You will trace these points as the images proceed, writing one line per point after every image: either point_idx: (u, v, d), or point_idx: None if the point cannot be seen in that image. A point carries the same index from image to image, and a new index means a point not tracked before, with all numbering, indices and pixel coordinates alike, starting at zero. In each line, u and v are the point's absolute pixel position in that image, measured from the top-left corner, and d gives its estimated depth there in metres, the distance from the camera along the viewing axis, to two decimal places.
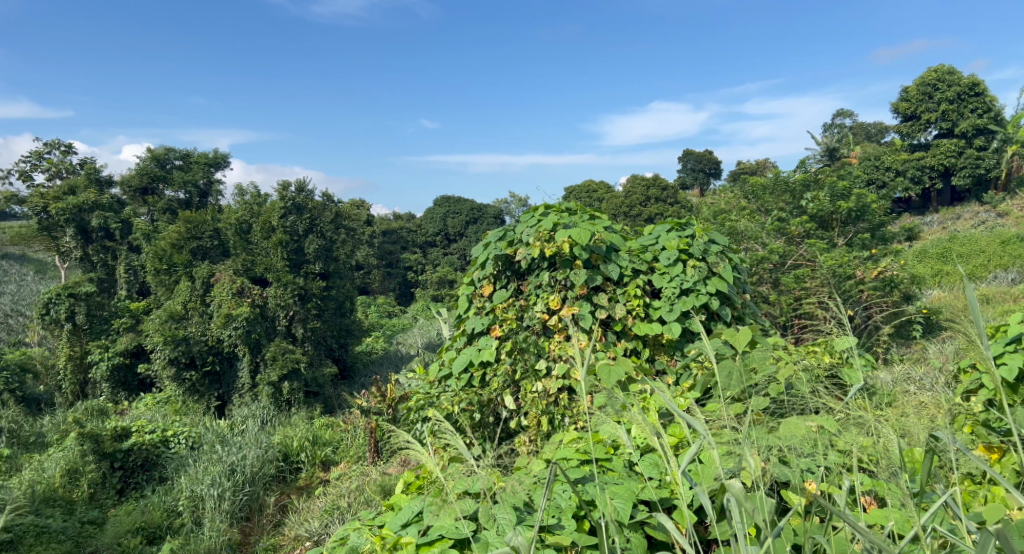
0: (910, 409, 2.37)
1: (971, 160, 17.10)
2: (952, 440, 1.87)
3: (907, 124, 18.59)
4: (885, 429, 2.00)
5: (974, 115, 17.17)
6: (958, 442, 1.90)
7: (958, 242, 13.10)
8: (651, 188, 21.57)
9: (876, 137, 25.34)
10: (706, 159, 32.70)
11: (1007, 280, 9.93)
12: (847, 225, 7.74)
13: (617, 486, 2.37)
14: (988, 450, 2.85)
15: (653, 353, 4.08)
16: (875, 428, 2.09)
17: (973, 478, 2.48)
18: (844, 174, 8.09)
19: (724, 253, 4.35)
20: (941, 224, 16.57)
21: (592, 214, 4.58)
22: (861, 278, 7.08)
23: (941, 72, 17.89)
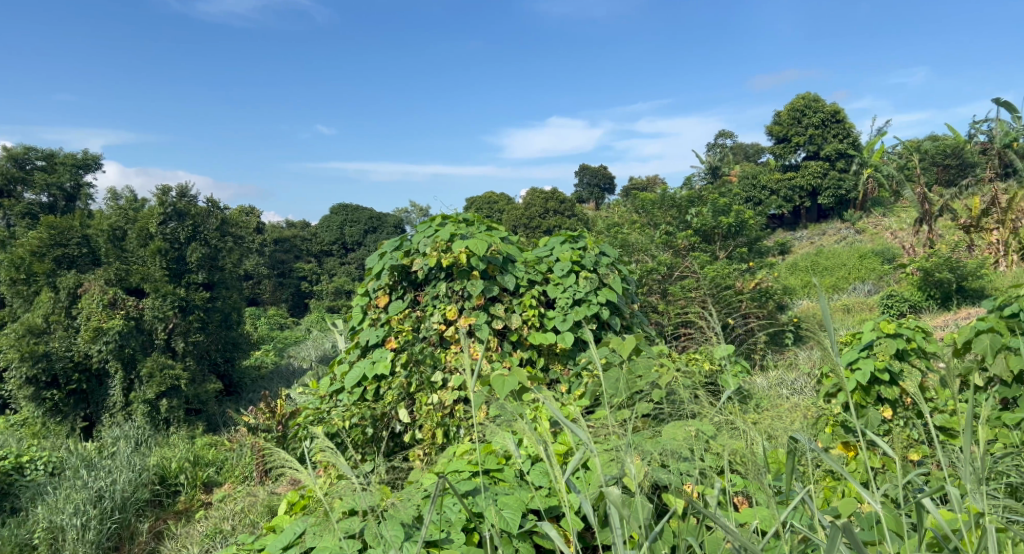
0: (778, 413, 2.55)
1: (834, 181, 18.66)
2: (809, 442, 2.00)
3: (779, 146, 20.07)
4: (753, 432, 2.13)
5: (836, 139, 18.83)
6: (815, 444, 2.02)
7: (824, 256, 14.24)
8: (550, 201, 22.03)
9: (754, 157, 27.14)
10: (601, 174, 33.84)
11: (865, 291, 10.86)
12: (727, 239, 8.23)
13: (507, 497, 2.39)
14: (846, 448, 3.14)
15: (547, 362, 4.16)
16: (745, 432, 2.23)
17: (833, 474, 2.70)
18: (725, 192, 8.60)
19: (615, 265, 4.50)
20: (810, 239, 17.95)
21: (490, 225, 4.62)
22: (739, 290, 7.53)
23: (808, 100, 19.50)
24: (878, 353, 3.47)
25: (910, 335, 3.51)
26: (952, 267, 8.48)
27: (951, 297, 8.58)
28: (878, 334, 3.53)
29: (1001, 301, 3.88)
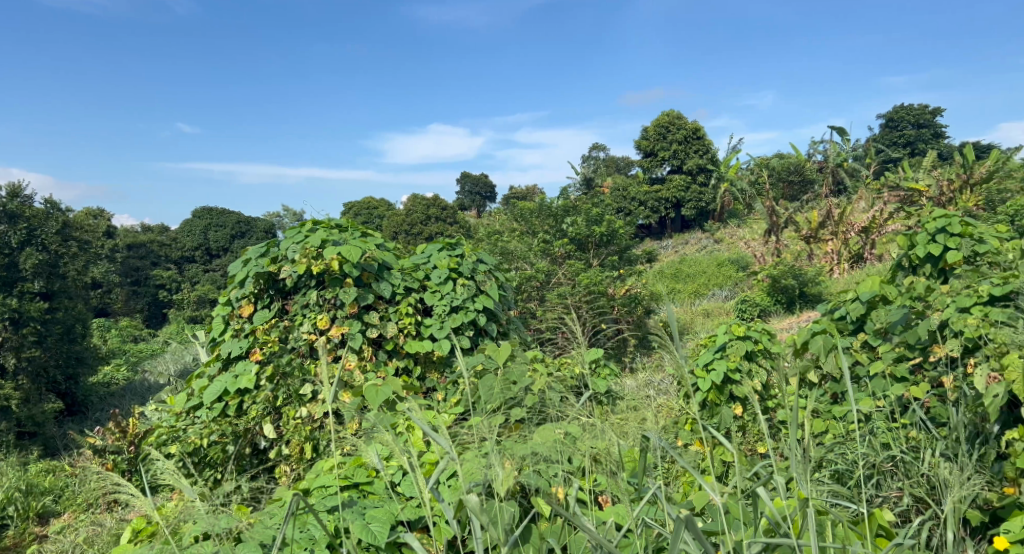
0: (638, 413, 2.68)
1: (696, 194, 19.96)
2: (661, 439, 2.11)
3: (647, 160, 21.19)
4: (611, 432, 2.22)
5: (697, 155, 20.19)
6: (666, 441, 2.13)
7: (687, 264, 15.18)
8: (431, 208, 21.88)
9: (625, 170, 28.46)
10: (481, 183, 34.14)
11: (723, 297, 11.65)
12: (600, 247, 8.55)
13: (375, 510, 2.34)
14: (702, 445, 3.36)
15: (424, 371, 4.13)
16: (607, 432, 2.32)
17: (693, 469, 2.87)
18: (598, 202, 8.91)
19: (492, 272, 4.54)
20: (675, 248, 19.06)
21: (364, 231, 4.51)
22: (611, 296, 7.86)
23: (672, 117, 20.78)
24: (730, 354, 3.74)
25: (758, 336, 3.82)
26: (795, 274, 9.31)
27: (794, 301, 9.41)
28: (730, 336, 3.81)
29: (834, 305, 4.32)
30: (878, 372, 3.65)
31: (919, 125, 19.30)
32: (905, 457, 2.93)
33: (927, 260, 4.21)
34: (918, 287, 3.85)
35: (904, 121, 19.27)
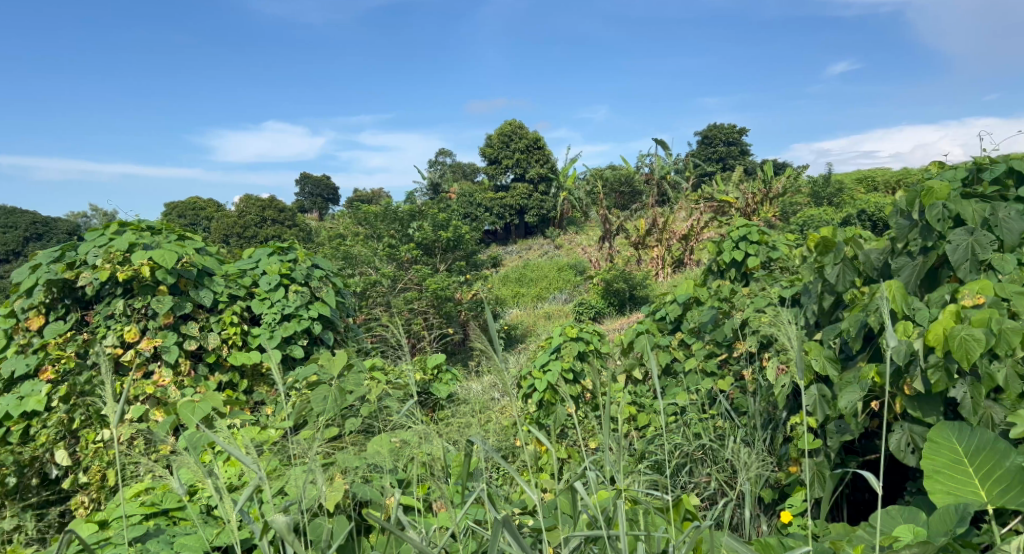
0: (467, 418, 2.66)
1: (538, 201, 20.64)
2: (485, 444, 2.10)
3: (491, 167, 21.50)
4: (434, 437, 2.17)
5: (538, 164, 20.92)
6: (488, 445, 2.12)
7: (529, 268, 15.62)
8: (266, 210, 20.73)
9: (470, 176, 28.76)
10: (322, 185, 32.96)
11: (563, 300, 12.10)
12: (447, 252, 8.45)
13: (186, 538, 2.15)
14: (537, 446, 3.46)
15: (252, 384, 3.89)
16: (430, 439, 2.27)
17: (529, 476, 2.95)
18: (443, 207, 8.88)
19: (327, 277, 4.37)
20: (519, 252, 19.50)
21: (182, 234, 4.15)
22: (457, 301, 7.86)
23: (514, 126, 21.36)
24: (564, 355, 3.89)
25: (589, 337, 3.99)
26: (626, 278, 9.92)
27: (625, 303, 10.00)
28: (564, 338, 3.97)
29: (656, 307, 4.65)
30: (692, 367, 3.98)
31: (729, 143, 21.41)
32: (712, 445, 3.21)
33: (732, 264, 4.66)
34: (724, 290, 4.23)
35: (717, 138, 21.29)
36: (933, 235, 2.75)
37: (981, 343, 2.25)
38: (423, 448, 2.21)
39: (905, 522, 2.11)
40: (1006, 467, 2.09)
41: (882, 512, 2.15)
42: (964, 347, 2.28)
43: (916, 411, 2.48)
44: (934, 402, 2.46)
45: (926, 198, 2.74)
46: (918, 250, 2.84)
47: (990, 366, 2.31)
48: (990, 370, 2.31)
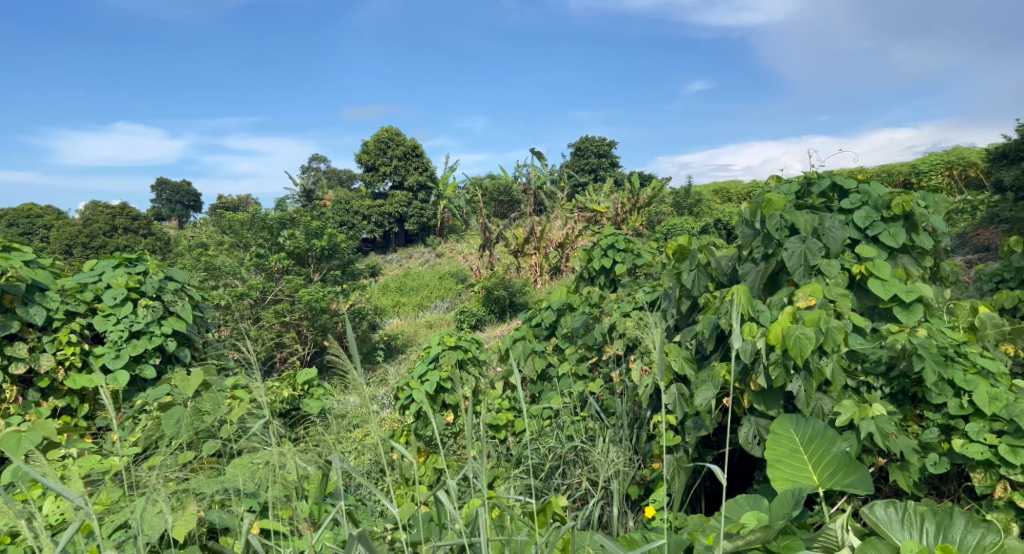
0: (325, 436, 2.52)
1: (417, 209, 20.47)
2: (342, 464, 2.00)
3: (368, 174, 21.00)
4: (290, 457, 2.05)
5: (417, 172, 20.77)
6: (345, 465, 2.02)
7: (409, 277, 15.40)
8: (117, 217, 19.12)
9: (347, 183, 28.04)
10: (184, 191, 30.89)
11: (444, 308, 12.02)
12: (321, 261, 8.15)
13: None
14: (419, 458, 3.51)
15: (94, 408, 3.58)
16: (286, 462, 2.12)
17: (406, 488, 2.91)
18: (316, 214, 8.54)
19: (183, 290, 4.06)
20: (399, 261, 19.15)
21: (7, 245, 3.72)
22: (334, 311, 7.58)
23: (391, 133, 21.06)
24: (442, 364, 3.83)
25: (468, 346, 3.98)
26: (506, 285, 10.03)
27: (506, 310, 10.10)
28: (443, 347, 3.92)
29: (532, 313, 4.74)
30: (565, 372, 4.07)
31: (600, 154, 22.28)
32: (583, 447, 3.30)
33: (602, 271, 4.84)
34: (594, 296, 4.38)
35: (589, 150, 22.15)
36: (773, 243, 3.01)
37: (812, 340, 2.47)
38: (281, 470, 2.10)
39: (750, 509, 2.27)
40: (834, 453, 2.31)
41: (731, 502, 2.30)
42: (799, 345, 2.49)
43: (760, 405, 2.68)
44: (775, 396, 2.68)
45: (766, 209, 2.99)
46: (761, 257, 3.08)
47: (819, 361, 2.54)
48: (820, 364, 2.54)
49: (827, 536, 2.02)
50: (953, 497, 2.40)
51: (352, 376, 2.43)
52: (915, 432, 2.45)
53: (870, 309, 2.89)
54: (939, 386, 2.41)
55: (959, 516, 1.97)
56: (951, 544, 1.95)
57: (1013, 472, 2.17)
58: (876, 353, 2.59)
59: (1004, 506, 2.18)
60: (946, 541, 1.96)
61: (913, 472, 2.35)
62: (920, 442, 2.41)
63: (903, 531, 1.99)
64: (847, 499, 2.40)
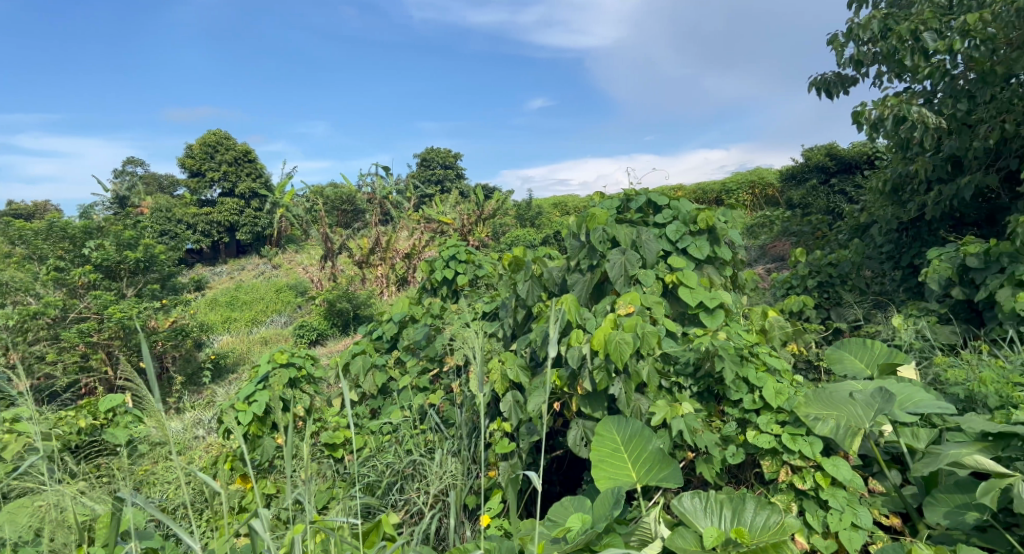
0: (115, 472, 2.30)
1: (250, 218, 19.28)
2: (133, 497, 1.87)
3: (193, 180, 19.30)
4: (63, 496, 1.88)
5: (249, 178, 19.58)
6: (136, 499, 1.89)
7: (242, 291, 14.42)
8: None
9: (169, 190, 25.80)
10: None
11: (281, 323, 11.39)
12: (135, 274, 7.38)
13: None
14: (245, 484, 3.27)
15: None
16: (63, 501, 1.94)
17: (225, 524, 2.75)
18: (130, 223, 7.74)
19: None
20: (229, 272, 17.86)
21: None
22: (152, 329, 6.91)
23: (220, 137, 19.72)
24: (273, 384, 3.59)
25: (301, 363, 3.76)
26: (349, 298, 9.72)
27: (349, 323, 9.76)
28: (273, 365, 3.68)
29: (372, 327, 4.62)
30: (405, 385, 4.00)
31: (445, 166, 22.39)
32: (421, 460, 3.26)
33: (443, 283, 4.82)
34: (435, 307, 4.36)
35: (434, 161, 22.18)
36: (597, 254, 3.18)
37: (630, 345, 2.63)
38: (58, 511, 1.91)
39: (575, 511, 2.37)
40: (649, 450, 2.48)
41: (557, 504, 2.40)
42: (619, 350, 2.65)
43: (587, 408, 2.82)
44: (600, 398, 2.83)
45: (590, 223, 3.16)
46: (587, 267, 3.25)
47: (637, 364, 2.72)
48: (637, 367, 2.72)
49: (642, 530, 2.22)
50: (748, 483, 2.66)
51: (147, 399, 2.18)
52: (717, 426, 2.69)
53: (681, 315, 3.15)
54: (737, 383, 2.66)
55: (750, 500, 2.20)
56: (743, 526, 2.17)
57: (793, 457, 2.44)
58: (685, 355, 2.81)
59: (787, 488, 2.44)
60: (739, 524, 2.18)
61: (715, 463, 2.57)
62: (721, 435, 2.64)
63: (705, 519, 2.19)
64: (661, 493, 2.58)
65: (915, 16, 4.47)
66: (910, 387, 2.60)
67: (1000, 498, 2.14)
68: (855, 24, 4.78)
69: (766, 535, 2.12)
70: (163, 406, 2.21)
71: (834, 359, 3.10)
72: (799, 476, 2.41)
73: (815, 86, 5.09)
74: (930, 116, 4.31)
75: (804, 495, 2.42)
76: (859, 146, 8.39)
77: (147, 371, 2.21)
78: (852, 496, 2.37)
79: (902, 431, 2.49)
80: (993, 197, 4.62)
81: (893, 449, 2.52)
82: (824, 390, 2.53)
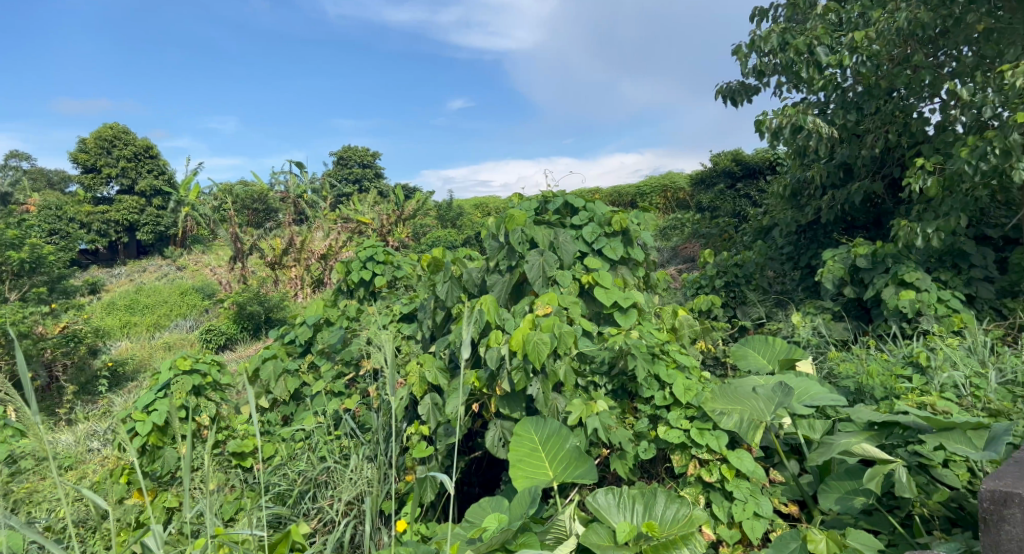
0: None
1: (151, 217, 18.24)
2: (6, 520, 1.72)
3: (88, 176, 18.12)
4: None
5: (151, 175, 18.53)
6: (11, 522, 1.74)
7: (143, 294, 13.62)
8: None
9: (60, 186, 24.04)
10: None
11: (186, 327, 10.84)
12: (20, 277, 6.83)
13: None
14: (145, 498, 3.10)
15: None
16: None
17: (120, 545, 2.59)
18: (14, 221, 7.17)
19: None
20: (129, 274, 16.83)
21: None
22: (39, 336, 6.41)
23: (117, 130, 18.57)
24: (174, 392, 3.39)
25: (206, 369, 3.58)
26: (260, 300, 9.36)
27: (260, 327, 9.39)
28: (174, 372, 3.49)
29: (284, 330, 4.46)
30: (319, 390, 3.89)
31: (362, 165, 21.96)
32: (336, 466, 3.18)
33: (360, 284, 4.71)
34: (350, 309, 4.26)
35: (351, 160, 21.70)
36: (516, 255, 3.20)
37: (548, 345, 2.66)
38: None
39: (492, 512, 2.37)
40: (566, 448, 2.51)
41: (475, 506, 2.40)
42: (536, 350, 2.67)
43: (505, 408, 2.84)
44: (518, 398, 2.85)
45: (509, 224, 3.18)
46: (506, 268, 3.26)
47: (554, 364, 2.76)
48: (554, 366, 2.75)
49: (557, 528, 2.24)
50: (659, 478, 2.75)
51: (23, 412, 2.00)
52: (630, 422, 2.77)
53: (597, 315, 3.21)
54: (649, 381, 2.74)
55: (660, 494, 2.27)
56: (654, 520, 2.23)
57: (701, 450, 2.53)
58: (600, 354, 2.88)
59: (694, 481, 2.53)
60: (651, 518, 2.24)
61: (628, 460, 2.64)
62: (634, 432, 2.72)
63: (618, 514, 2.25)
64: (576, 490, 2.63)
65: (810, 31, 4.74)
66: (807, 382, 2.76)
67: (885, 483, 2.29)
68: (757, 37, 5.03)
69: (676, 528, 2.19)
70: (41, 418, 2.02)
71: (739, 356, 3.25)
72: (706, 470, 2.51)
73: (721, 95, 5.31)
74: (824, 126, 4.59)
75: (711, 487, 2.51)
76: (763, 153, 8.82)
77: (24, 378, 2.03)
78: (755, 487, 2.49)
79: (799, 423, 2.63)
80: (879, 202, 4.98)
81: (792, 441, 2.67)
82: (730, 385, 2.64)
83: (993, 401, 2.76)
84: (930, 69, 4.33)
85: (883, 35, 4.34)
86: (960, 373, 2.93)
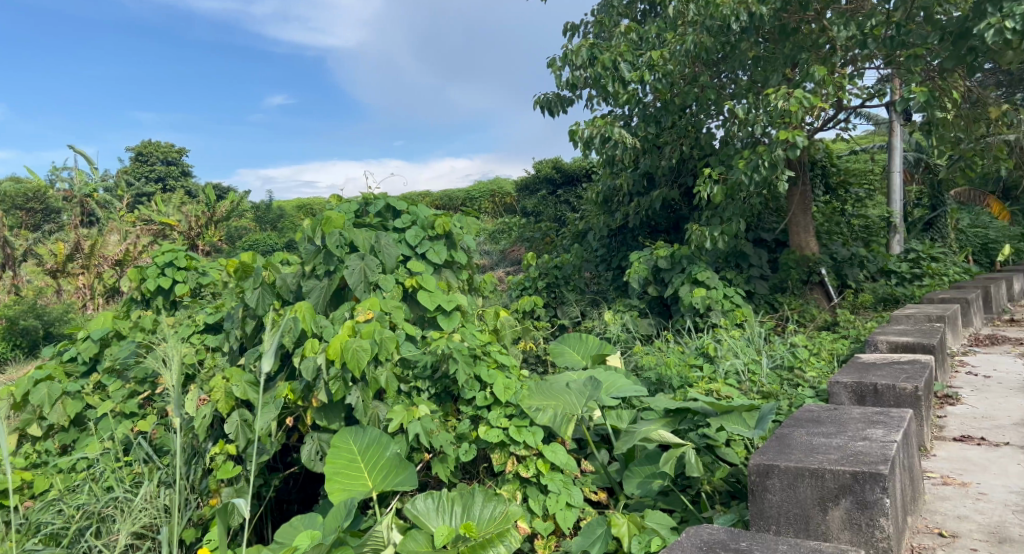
0: None
1: None
2: None
3: None
4: None
5: None
6: None
7: None
8: None
9: None
10: None
11: None
12: None
13: None
14: None
15: None
16: None
17: None
18: None
19: None
20: None
21: None
22: None
23: None
24: None
25: None
26: (38, 313, 8.20)
27: (39, 343, 8.22)
28: None
29: (62, 347, 3.94)
30: (106, 412, 3.48)
31: (167, 162, 20.06)
32: (124, 496, 2.86)
33: (158, 293, 4.27)
34: (145, 321, 3.86)
35: (153, 157, 19.74)
36: (334, 260, 3.08)
37: (368, 352, 2.58)
38: None
39: (305, 529, 2.27)
40: (387, 455, 2.47)
41: (286, 524, 2.28)
42: (356, 358, 2.57)
43: (322, 420, 2.73)
44: (336, 408, 2.76)
45: (326, 227, 3.05)
46: (324, 273, 3.14)
47: (374, 371, 2.70)
48: (375, 374, 2.70)
49: (374, 539, 2.18)
50: (479, 477, 2.79)
51: None
52: (452, 425, 2.78)
53: (420, 318, 3.19)
54: (470, 382, 2.78)
55: (478, 494, 2.30)
56: (472, 520, 2.26)
57: (519, 447, 2.60)
58: (422, 358, 2.87)
59: (512, 478, 2.60)
60: (468, 519, 2.26)
61: (449, 462, 2.65)
62: (455, 434, 2.73)
63: (437, 518, 2.25)
64: (397, 497, 2.59)
65: (614, 48, 5.09)
66: (614, 375, 2.95)
67: (678, 466, 2.51)
68: (568, 51, 5.30)
69: (492, 525, 2.23)
70: None
71: (555, 353, 3.39)
72: (523, 466, 2.58)
73: (538, 104, 5.54)
74: (628, 137, 4.95)
75: (528, 482, 2.59)
76: (579, 161, 9.32)
77: None
78: (567, 478, 2.61)
79: (608, 415, 2.80)
80: (676, 209, 5.47)
81: (602, 431, 2.86)
82: (545, 383, 2.75)
83: (765, 383, 3.15)
84: (714, 90, 4.84)
85: (675, 56, 4.75)
86: (740, 362, 3.30)
